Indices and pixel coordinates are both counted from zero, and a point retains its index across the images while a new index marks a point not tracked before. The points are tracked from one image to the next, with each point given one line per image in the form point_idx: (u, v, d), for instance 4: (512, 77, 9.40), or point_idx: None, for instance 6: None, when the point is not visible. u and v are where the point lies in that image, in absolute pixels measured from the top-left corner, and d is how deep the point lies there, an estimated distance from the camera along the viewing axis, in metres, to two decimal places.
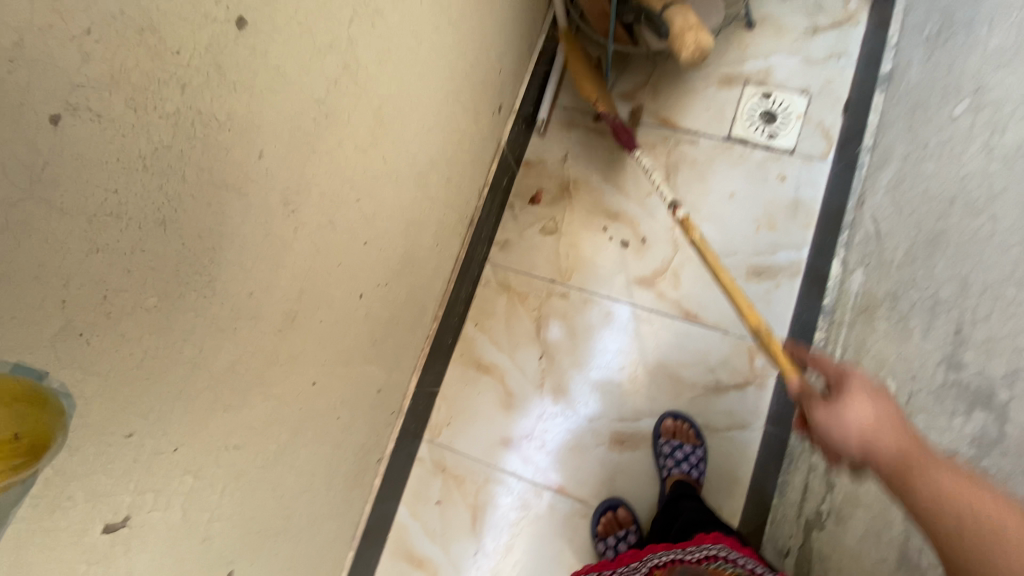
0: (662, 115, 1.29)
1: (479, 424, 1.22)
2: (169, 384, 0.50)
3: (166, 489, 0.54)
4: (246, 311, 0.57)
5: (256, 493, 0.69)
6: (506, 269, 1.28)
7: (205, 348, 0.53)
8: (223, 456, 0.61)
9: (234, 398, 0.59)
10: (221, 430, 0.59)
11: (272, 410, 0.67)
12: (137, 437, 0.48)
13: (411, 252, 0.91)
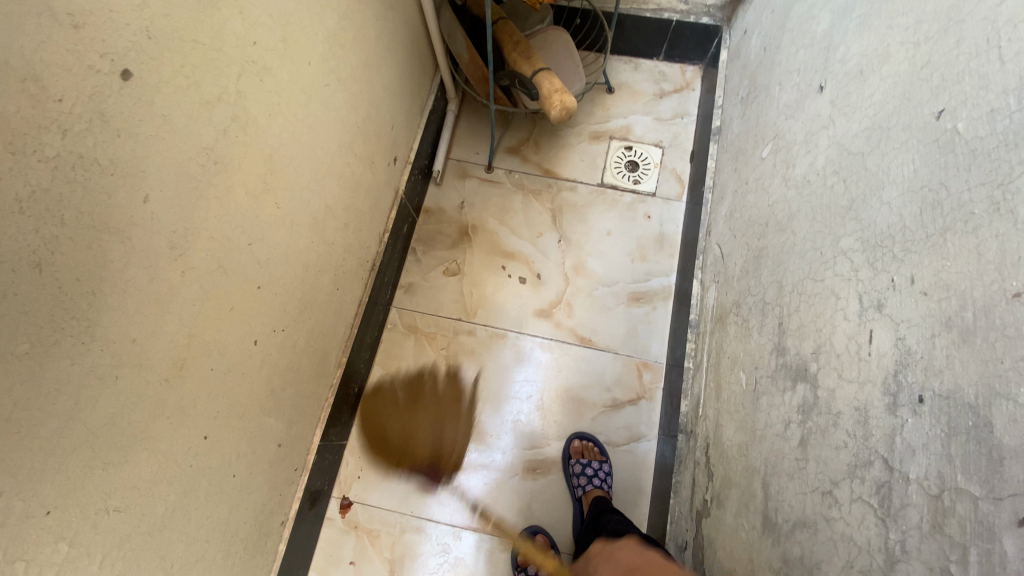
0: (545, 165, 1.44)
1: (392, 473, 1.20)
2: (41, 438, 0.47)
3: (37, 558, 0.49)
4: (129, 358, 0.55)
5: (142, 565, 0.63)
6: (412, 312, 1.32)
7: (83, 398, 0.50)
8: (103, 521, 0.56)
9: (114, 454, 0.56)
10: (101, 490, 0.55)
11: (160, 466, 0.63)
12: (5, 499, 0.44)
13: (310, 297, 0.92)
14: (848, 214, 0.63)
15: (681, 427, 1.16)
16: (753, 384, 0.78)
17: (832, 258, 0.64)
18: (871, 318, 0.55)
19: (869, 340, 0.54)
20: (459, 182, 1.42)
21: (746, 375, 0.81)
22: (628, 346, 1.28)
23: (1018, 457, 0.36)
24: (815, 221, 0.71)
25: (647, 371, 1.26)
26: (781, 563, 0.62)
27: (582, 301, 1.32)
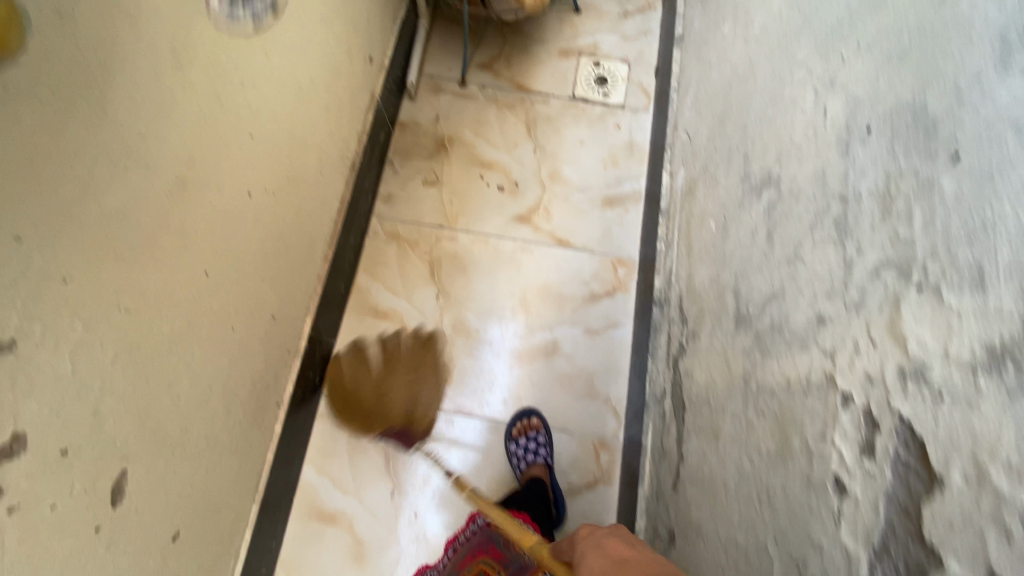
0: (517, 80, 1.48)
1: (382, 368, 1.23)
2: (60, 197, 0.48)
3: (54, 327, 0.50)
4: (137, 152, 0.56)
5: (151, 384, 0.65)
6: (393, 220, 1.35)
7: (96, 172, 0.52)
8: (118, 319, 0.57)
9: (126, 250, 0.57)
10: (115, 284, 0.56)
11: (167, 284, 0.64)
12: (26, 248, 0.46)
13: (296, 170, 0.94)
14: (803, 34, 0.71)
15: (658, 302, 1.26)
16: (723, 219, 0.85)
17: (791, 73, 0.71)
18: (824, 100, 0.62)
19: (824, 116, 0.61)
20: (433, 98, 1.45)
21: (717, 217, 0.88)
22: (603, 245, 1.35)
23: (948, 114, 0.42)
24: (774, 56, 0.78)
25: (622, 266, 1.33)
26: (753, 345, 0.68)
27: (559, 205, 1.38)
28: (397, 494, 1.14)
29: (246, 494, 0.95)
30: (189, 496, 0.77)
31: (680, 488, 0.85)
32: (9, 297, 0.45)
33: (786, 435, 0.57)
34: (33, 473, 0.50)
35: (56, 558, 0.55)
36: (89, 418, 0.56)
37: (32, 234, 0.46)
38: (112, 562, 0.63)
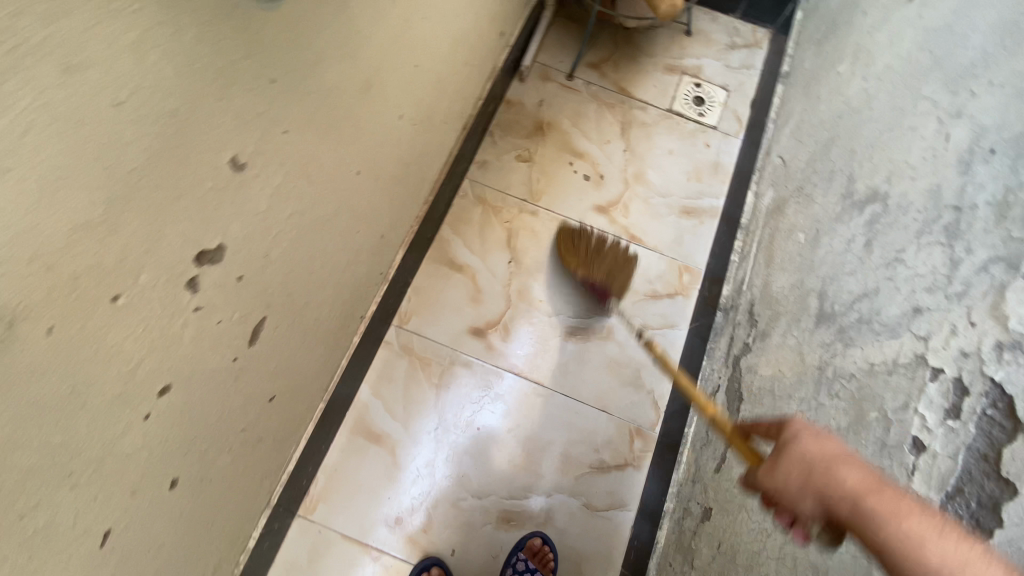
0: (621, 85, 1.57)
1: (448, 314, 1.31)
2: (302, 59, 0.57)
3: (268, 166, 0.58)
4: (351, 44, 0.66)
5: (299, 250, 0.73)
6: (483, 185, 1.44)
7: (326, 49, 0.61)
8: (300, 180, 0.66)
9: (322, 124, 0.66)
10: (308, 149, 0.65)
11: (333, 167, 0.73)
12: (273, 91, 0.55)
13: (431, 110, 1.03)
14: (932, 73, 0.78)
15: (722, 305, 1.33)
16: (815, 231, 0.92)
17: (912, 106, 0.79)
18: (948, 127, 0.69)
19: (947, 141, 0.68)
20: (541, 84, 1.55)
21: (808, 229, 0.95)
22: (673, 249, 1.41)
23: None
24: (896, 91, 0.85)
25: (687, 273, 1.39)
26: (833, 336, 0.74)
27: (639, 204, 1.45)
28: (441, 431, 1.22)
29: (318, 390, 1.02)
30: (289, 366, 0.85)
31: (725, 470, 0.90)
32: (253, 126, 0.54)
33: (861, 409, 0.63)
34: (219, 285, 0.58)
35: (208, 369, 0.62)
36: (261, 258, 0.64)
37: (279, 80, 0.55)
38: (235, 393, 0.71)
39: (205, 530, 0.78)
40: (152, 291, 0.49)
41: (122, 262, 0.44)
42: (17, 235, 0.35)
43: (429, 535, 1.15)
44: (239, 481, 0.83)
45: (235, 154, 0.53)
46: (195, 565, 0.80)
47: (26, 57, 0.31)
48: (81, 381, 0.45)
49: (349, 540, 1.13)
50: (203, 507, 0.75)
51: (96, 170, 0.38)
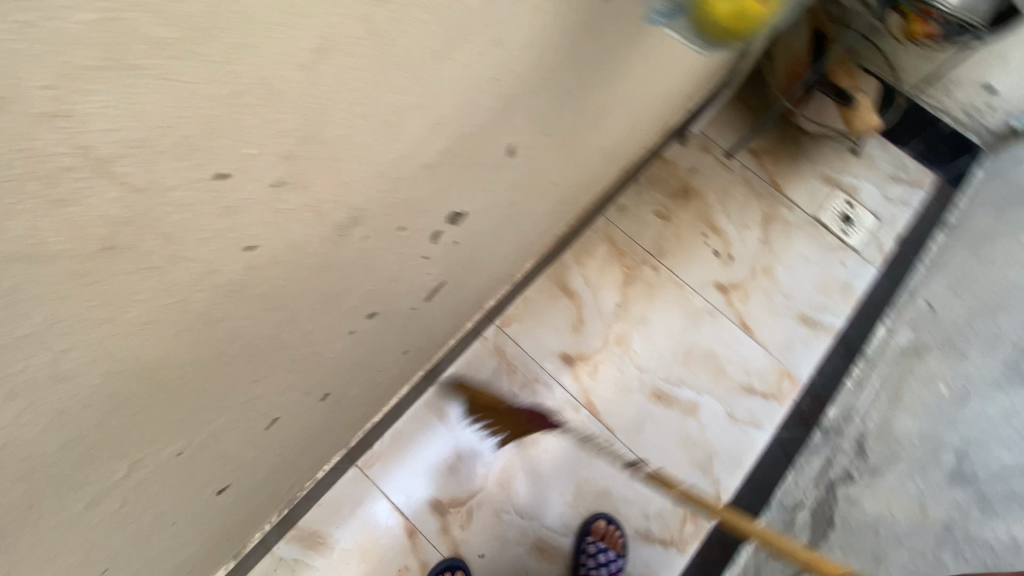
0: (775, 179, 1.59)
1: (547, 332, 1.34)
2: (584, 81, 0.63)
3: (518, 159, 0.64)
4: (612, 78, 0.71)
5: (490, 235, 0.78)
6: (616, 227, 1.48)
7: (599, 78, 0.67)
8: (525, 178, 0.72)
9: (562, 136, 0.72)
10: (544, 154, 0.71)
11: (545, 174, 0.79)
12: (555, 103, 0.60)
13: (617, 149, 1.08)
14: None
15: (823, 425, 1.31)
16: None
17: None
18: None
19: None
20: (699, 154, 1.59)
21: None
22: (781, 351, 1.39)
23: None
24: None
25: (788, 380, 1.36)
26: None
27: (759, 296, 1.45)
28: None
29: (424, 361, 1.07)
30: (426, 330, 0.90)
31: None
32: (531, 125, 0.59)
33: None
34: (442, 244, 0.64)
35: (396, 310, 0.68)
36: (471, 232, 0.70)
37: (565, 93, 0.61)
38: (392, 338, 0.76)
39: (309, 449, 0.83)
40: (415, 232, 0.54)
41: (417, 204, 0.50)
42: (392, 163, 0.41)
43: (464, 533, 1.16)
44: (346, 417, 0.88)
45: (513, 143, 0.59)
46: (286, 477, 0.85)
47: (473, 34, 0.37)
48: (343, 287, 0.51)
49: (390, 508, 1.15)
50: (321, 428, 0.80)
51: (454, 126, 0.45)
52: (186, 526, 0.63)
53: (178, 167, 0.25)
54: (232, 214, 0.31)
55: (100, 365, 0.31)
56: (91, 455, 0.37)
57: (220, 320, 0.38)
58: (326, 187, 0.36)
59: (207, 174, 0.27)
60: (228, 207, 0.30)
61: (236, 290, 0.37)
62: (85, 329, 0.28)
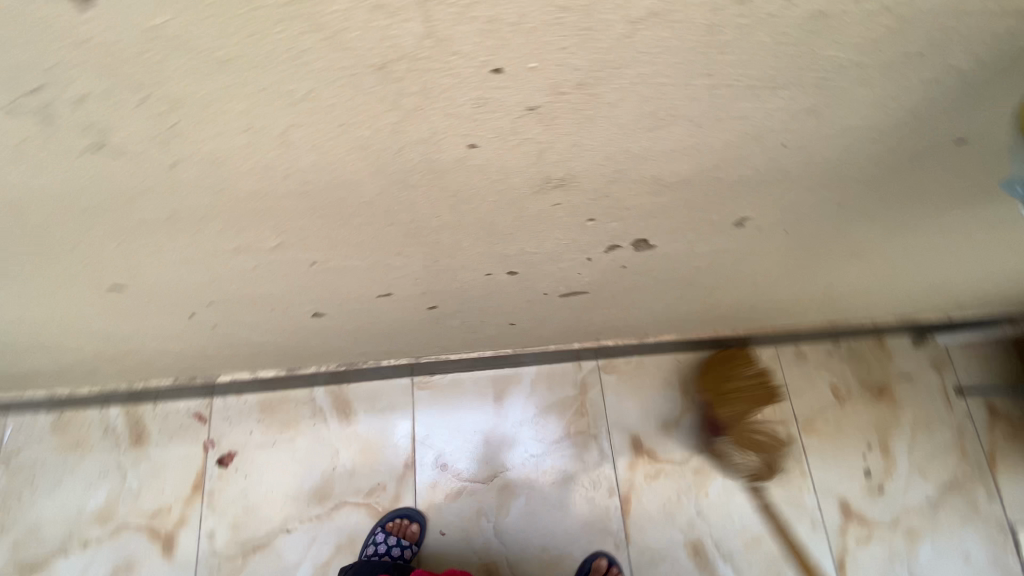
0: (1000, 454, 1.23)
1: (636, 406, 1.24)
2: (862, 195, 0.52)
3: (732, 225, 0.56)
4: (895, 212, 0.58)
5: (652, 279, 0.72)
6: (777, 366, 1.27)
7: (878, 203, 0.55)
8: (726, 247, 0.63)
9: (793, 235, 0.61)
10: (762, 239, 0.61)
11: (745, 261, 0.69)
12: (812, 196, 0.51)
13: (838, 294, 0.92)
14: None
15: None
16: None
17: None
18: None
19: None
20: (926, 363, 1.29)
21: None
22: None
23: None
24: None
25: None
26: None
27: (882, 553, 1.14)
28: (535, 459, 1.19)
29: (519, 343, 1.05)
30: (536, 318, 0.87)
31: None
32: (771, 201, 0.51)
33: None
34: (614, 259, 0.62)
35: (534, 284, 0.68)
36: (637, 262, 0.64)
37: (831, 194, 0.51)
38: (503, 301, 0.75)
39: (392, 337, 0.89)
40: (592, 224, 0.51)
41: (609, 199, 0.46)
42: (616, 143, 0.37)
43: (443, 503, 1.15)
44: (427, 336, 0.91)
45: (746, 216, 0.54)
46: (361, 344, 0.92)
47: (784, 65, 0.31)
48: (494, 225, 0.49)
49: (406, 434, 1.19)
50: (401, 326, 0.83)
51: (702, 150, 0.40)
52: (265, 316, 0.70)
53: (470, 39, 0.27)
54: (479, 107, 0.32)
55: (295, 150, 0.35)
56: (265, 215, 0.44)
57: (411, 184, 0.41)
58: (565, 138, 0.36)
59: (473, 49, 0.27)
60: (480, 97, 0.31)
61: (438, 171, 0.39)
62: (324, 120, 0.32)
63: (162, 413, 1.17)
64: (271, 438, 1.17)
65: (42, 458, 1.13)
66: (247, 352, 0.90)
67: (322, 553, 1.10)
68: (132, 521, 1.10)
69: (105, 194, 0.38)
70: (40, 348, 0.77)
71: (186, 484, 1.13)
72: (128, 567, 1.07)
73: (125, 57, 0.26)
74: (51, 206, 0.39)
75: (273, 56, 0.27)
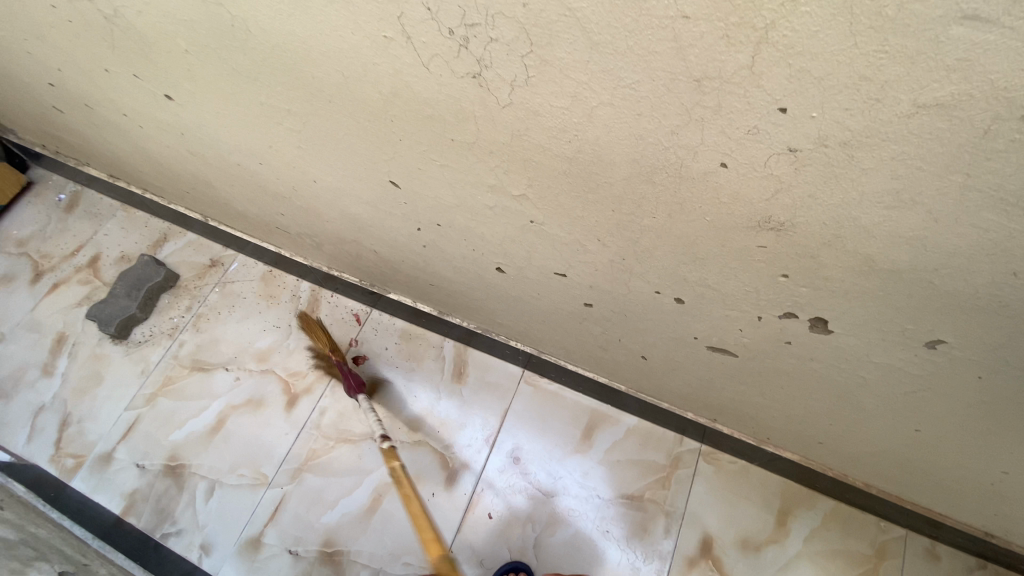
0: None
1: (720, 507, 1.10)
2: None
3: (927, 324, 0.52)
4: None
5: (808, 359, 0.68)
6: (902, 550, 1.05)
7: None
8: (909, 355, 0.57)
9: (995, 368, 0.54)
10: (954, 357, 0.55)
11: (920, 383, 0.62)
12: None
13: (1021, 485, 0.76)
14: None
15: None
16: None
17: None
18: None
19: None
20: None
21: None
22: None
23: None
24: None
25: None
26: None
27: None
28: (601, 504, 1.11)
29: (637, 380, 1.06)
30: (667, 354, 0.87)
31: None
32: (986, 309, 0.47)
33: None
34: (781, 327, 0.64)
35: (692, 322, 0.72)
36: (804, 330, 0.62)
37: None
38: (646, 318, 0.77)
39: (539, 320, 0.99)
40: (779, 262, 0.52)
41: (812, 239, 0.47)
42: (846, 179, 0.40)
43: (490, 491, 1.12)
44: (560, 325, 0.96)
45: (941, 339, 0.53)
46: (510, 314, 1.03)
47: None
48: (689, 227, 0.53)
49: (497, 415, 1.20)
50: (543, 302, 0.90)
51: (933, 213, 0.39)
52: (450, 239, 0.82)
53: (777, 79, 0.35)
54: (751, 134, 0.39)
55: (576, 96, 0.44)
56: (530, 165, 0.56)
57: (653, 182, 0.50)
58: (805, 186, 0.42)
59: (764, 51, 0.33)
60: (755, 127, 0.39)
61: (681, 179, 0.47)
62: (628, 106, 0.42)
63: (333, 302, 1.33)
64: (398, 361, 1.26)
65: (244, 293, 1.34)
66: (423, 280, 1.06)
67: (389, 475, 1.14)
68: (276, 371, 1.25)
69: (449, 109, 0.53)
70: (285, 199, 0.98)
71: (324, 364, 1.26)
72: (256, 404, 1.21)
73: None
74: (410, 105, 0.56)
75: (610, 8, 0.36)
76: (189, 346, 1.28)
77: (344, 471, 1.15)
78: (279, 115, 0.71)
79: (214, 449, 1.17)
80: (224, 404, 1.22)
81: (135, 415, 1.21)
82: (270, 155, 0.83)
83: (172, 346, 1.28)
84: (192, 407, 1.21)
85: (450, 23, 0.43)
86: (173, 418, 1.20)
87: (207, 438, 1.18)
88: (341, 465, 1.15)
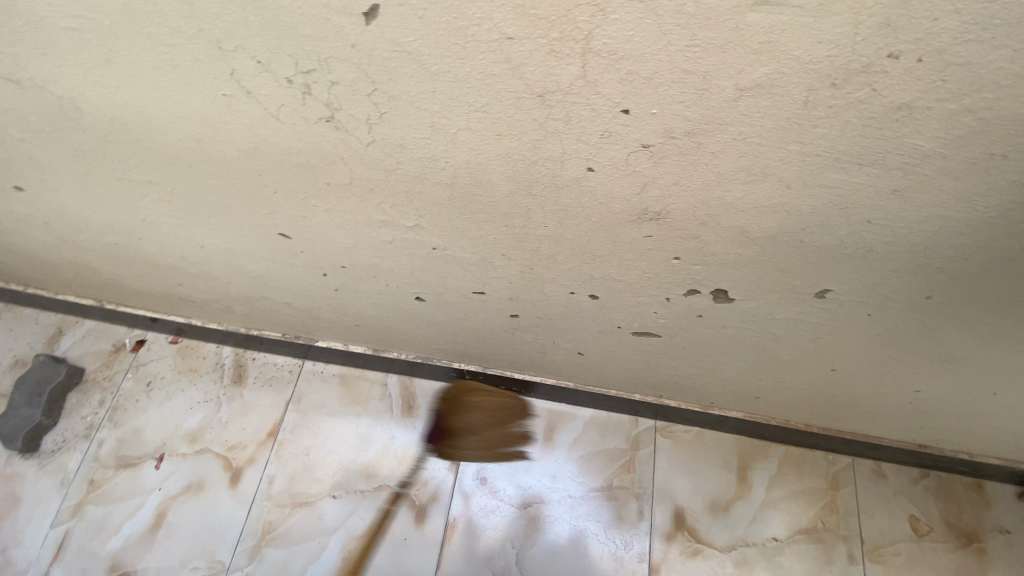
0: None
1: (685, 477, 1.13)
2: (957, 261, 0.49)
3: (810, 274, 0.55)
4: (995, 293, 0.54)
5: (723, 326, 0.71)
6: (852, 477, 1.12)
7: (974, 273, 0.51)
8: (806, 303, 0.61)
9: (878, 302, 0.58)
10: (842, 299, 0.59)
11: (823, 327, 0.66)
12: (898, 254, 0.49)
13: (933, 397, 0.82)
14: None
15: None
16: None
17: None
18: None
19: None
20: None
21: None
22: None
23: None
24: None
25: None
26: None
27: None
28: (574, 503, 1.11)
29: (581, 375, 1.07)
30: (602, 347, 0.88)
31: None
32: (854, 253, 0.50)
33: None
34: (690, 304, 0.66)
35: (611, 314, 0.73)
36: (711, 301, 0.64)
37: (922, 255, 0.49)
38: (569, 317, 0.78)
39: (472, 339, 0.98)
40: (668, 246, 0.54)
41: (690, 219, 0.48)
42: (704, 159, 0.41)
43: (464, 518, 1.10)
44: (492, 338, 0.95)
45: (828, 288, 0.57)
46: (443, 339, 1.02)
47: (866, 95, 0.34)
48: (577, 227, 0.53)
49: (456, 438, 1.17)
50: (469, 321, 0.89)
51: (786, 176, 0.41)
52: (359, 280, 0.80)
53: (611, 84, 0.36)
54: (604, 138, 0.40)
55: (434, 123, 0.43)
56: (413, 196, 0.55)
57: (532, 194, 0.50)
58: (668, 176, 0.43)
59: (595, 56, 0.34)
60: (607, 130, 0.40)
61: (557, 187, 0.48)
62: (486, 127, 0.42)
63: (260, 363, 1.25)
64: (341, 408, 1.20)
65: (159, 374, 1.24)
66: (347, 323, 1.02)
67: (355, 528, 1.09)
68: (213, 448, 1.16)
69: (314, 155, 0.51)
70: (179, 270, 0.91)
71: (263, 429, 1.18)
72: (197, 488, 1.13)
73: (351, 38, 0.37)
74: (276, 158, 0.53)
75: (439, 34, 0.35)
76: (110, 444, 1.17)
77: (306, 536, 1.08)
78: (142, 187, 0.66)
79: (158, 548, 1.07)
80: (160, 496, 1.12)
81: (59, 532, 1.08)
82: (148, 229, 0.77)
83: (89, 448, 1.16)
84: (123, 509, 1.11)
85: (287, 73, 0.41)
86: (105, 525, 1.09)
87: (147, 537, 1.08)
88: (301, 530, 1.09)
